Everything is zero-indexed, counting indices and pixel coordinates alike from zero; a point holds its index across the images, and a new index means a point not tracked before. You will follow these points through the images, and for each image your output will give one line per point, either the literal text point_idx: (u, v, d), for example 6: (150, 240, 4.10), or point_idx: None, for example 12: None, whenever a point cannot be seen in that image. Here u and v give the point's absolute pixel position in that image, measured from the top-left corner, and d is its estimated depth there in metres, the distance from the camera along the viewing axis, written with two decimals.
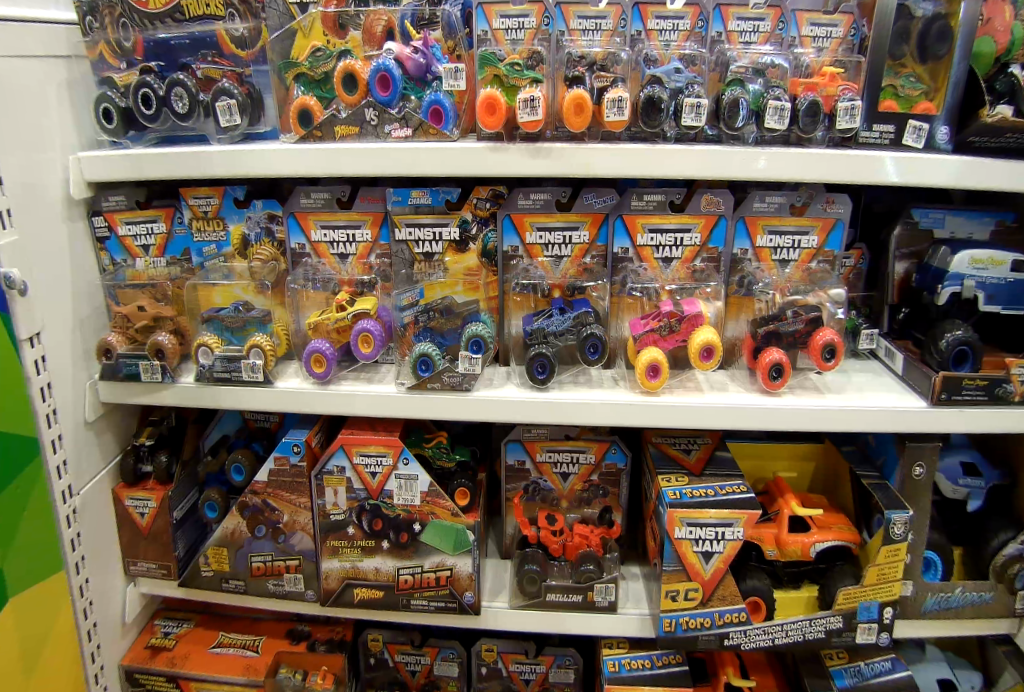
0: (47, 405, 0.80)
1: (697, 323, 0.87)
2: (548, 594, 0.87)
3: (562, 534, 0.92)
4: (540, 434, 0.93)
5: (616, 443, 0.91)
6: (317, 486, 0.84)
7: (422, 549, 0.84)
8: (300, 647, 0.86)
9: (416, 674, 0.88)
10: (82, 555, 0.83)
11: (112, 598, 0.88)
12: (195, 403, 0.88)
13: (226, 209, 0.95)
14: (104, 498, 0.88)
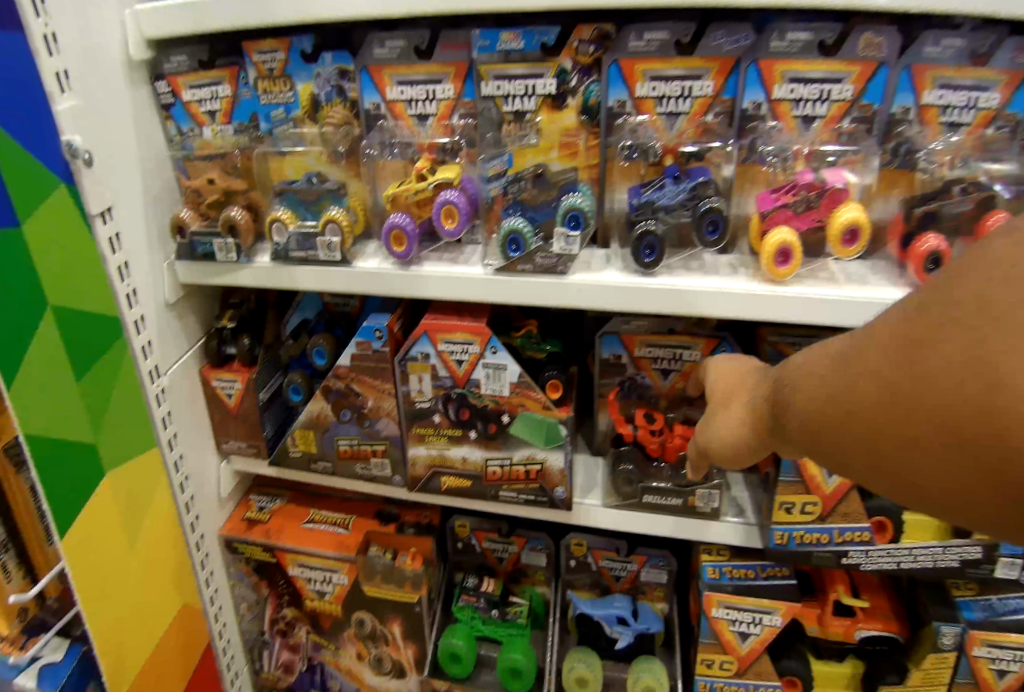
0: (126, 285, 0.77)
1: (840, 198, 0.72)
2: (644, 495, 0.81)
3: (661, 433, 0.82)
4: (640, 328, 0.84)
5: (727, 340, 0.81)
6: (402, 372, 0.79)
7: (511, 441, 0.79)
8: (389, 527, 0.85)
9: (503, 561, 0.87)
10: (174, 432, 0.84)
11: (208, 475, 0.90)
12: (272, 285, 0.81)
13: (293, 65, 0.83)
14: (192, 380, 0.88)
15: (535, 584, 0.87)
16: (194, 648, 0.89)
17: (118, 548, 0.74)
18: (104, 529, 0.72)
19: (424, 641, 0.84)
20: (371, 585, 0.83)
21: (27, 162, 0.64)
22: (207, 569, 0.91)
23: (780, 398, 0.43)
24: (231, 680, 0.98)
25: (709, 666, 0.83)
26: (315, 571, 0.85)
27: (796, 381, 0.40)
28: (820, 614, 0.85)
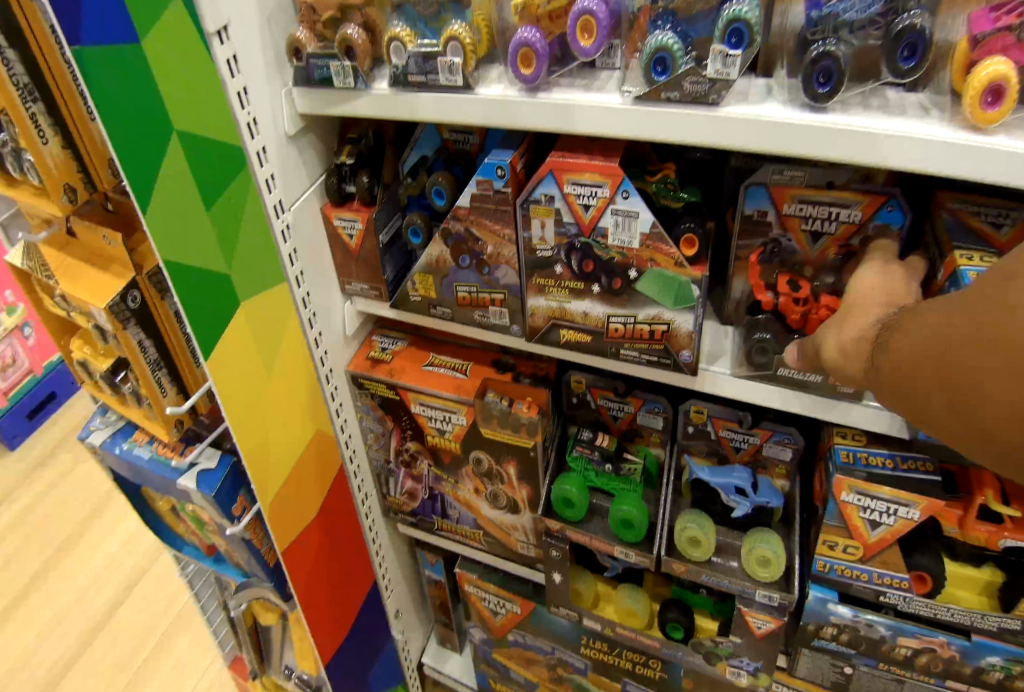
0: (246, 114, 0.72)
1: None
2: (779, 367, 0.73)
3: (805, 303, 0.73)
4: (789, 179, 0.69)
5: (897, 197, 0.65)
6: (523, 216, 0.72)
7: (637, 299, 0.73)
8: (506, 376, 0.86)
9: (618, 419, 0.89)
10: (301, 269, 0.85)
11: (333, 312, 0.93)
12: (390, 115, 0.73)
13: None
14: (315, 218, 0.86)
15: (649, 445, 0.89)
16: (328, 471, 0.99)
17: (256, 368, 0.80)
18: (245, 355, 0.77)
19: (538, 485, 0.87)
20: (488, 428, 0.85)
21: None
22: (337, 398, 0.97)
23: (887, 336, 0.51)
24: (361, 497, 1.09)
25: (829, 546, 0.80)
26: (435, 409, 0.88)
27: (906, 329, 0.48)
28: (961, 515, 0.73)
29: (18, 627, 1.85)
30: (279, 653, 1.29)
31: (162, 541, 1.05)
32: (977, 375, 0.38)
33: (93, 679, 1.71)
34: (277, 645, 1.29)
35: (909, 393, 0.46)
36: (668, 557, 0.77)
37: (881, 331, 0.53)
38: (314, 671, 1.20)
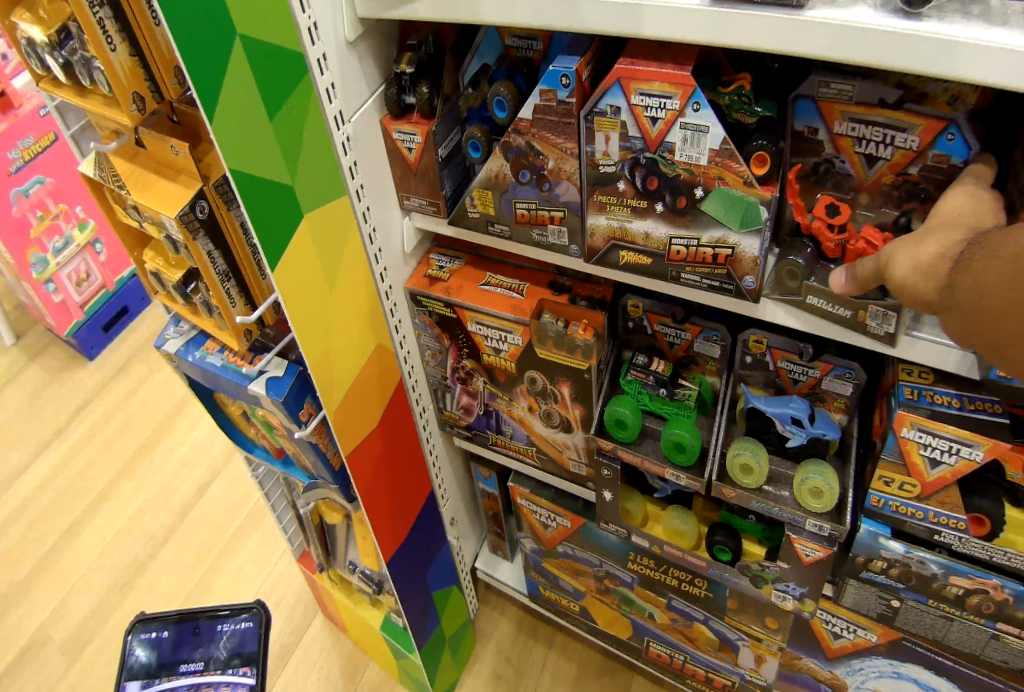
0: (307, 17, 0.69)
1: None
2: (807, 296, 0.69)
3: (844, 232, 0.69)
4: (841, 94, 0.63)
5: (957, 125, 0.58)
6: (587, 130, 0.70)
7: (701, 220, 0.70)
8: (562, 298, 0.86)
9: (675, 346, 0.88)
10: (361, 183, 0.85)
11: (392, 228, 0.94)
12: (451, 18, 0.70)
13: None
14: (374, 130, 0.85)
15: (705, 373, 0.88)
16: (387, 388, 1.02)
17: (319, 282, 0.82)
18: (309, 266, 0.79)
19: (591, 406, 0.88)
20: (544, 349, 0.85)
21: None
22: (395, 315, 1.00)
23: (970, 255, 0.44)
24: (421, 412, 1.15)
25: (884, 483, 0.77)
26: (491, 329, 0.89)
27: (994, 256, 0.40)
28: None
29: (100, 527, 2.04)
30: (343, 550, 1.40)
31: (234, 443, 1.13)
32: None
33: (170, 574, 1.89)
34: (341, 542, 1.40)
35: (967, 315, 0.42)
36: (720, 482, 0.77)
37: (957, 271, 0.45)
38: (375, 567, 1.31)
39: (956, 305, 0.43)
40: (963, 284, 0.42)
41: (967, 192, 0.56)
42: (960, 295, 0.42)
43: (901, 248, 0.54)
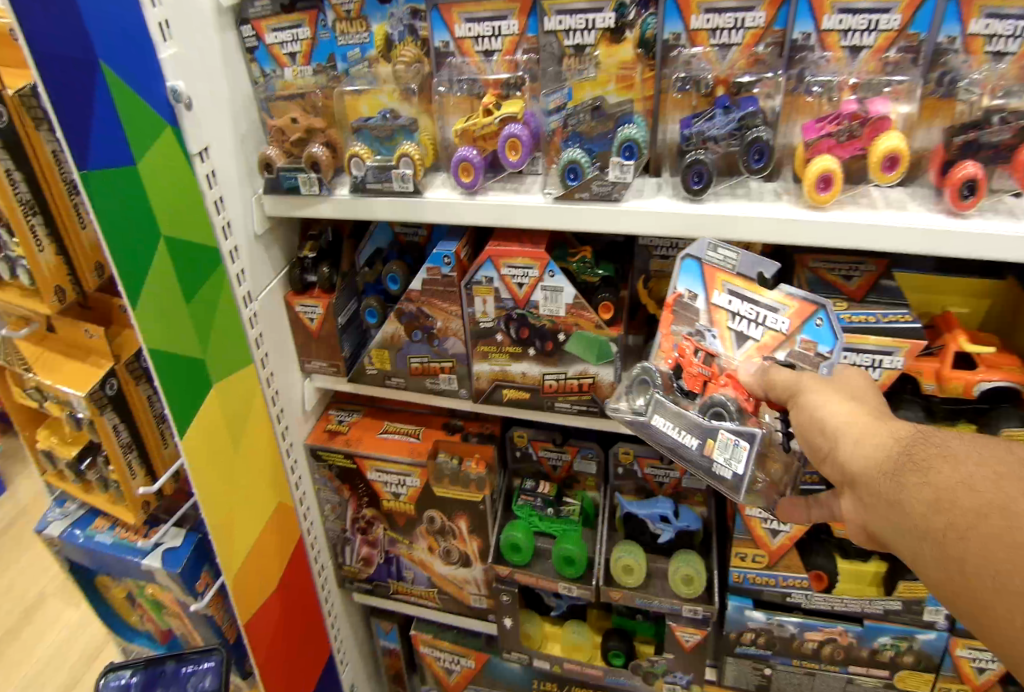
0: (221, 218, 0.90)
1: (883, 127, 0.76)
2: (652, 417, 0.68)
3: (707, 365, 0.70)
4: (723, 265, 0.71)
5: (826, 313, 0.64)
6: (468, 294, 0.89)
7: (567, 357, 0.88)
8: (456, 437, 0.99)
9: (557, 467, 1.01)
10: (265, 352, 1.00)
11: (293, 390, 1.08)
12: (351, 214, 0.94)
13: (368, 6, 0.88)
14: (279, 305, 1.02)
15: (586, 489, 1.01)
16: (288, 540, 1.09)
17: (225, 443, 0.93)
18: (215, 430, 0.90)
19: (487, 536, 0.98)
20: (440, 486, 0.96)
21: (143, 108, 0.74)
22: (297, 471, 1.10)
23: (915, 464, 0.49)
24: (319, 570, 1.19)
25: (742, 558, 0.92)
26: (390, 475, 0.98)
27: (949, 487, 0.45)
28: None
29: None
30: None
31: (115, 633, 1.22)
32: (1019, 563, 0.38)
33: None
34: None
35: (911, 527, 0.47)
36: (606, 585, 0.90)
37: (909, 468, 0.49)
38: None
39: (910, 508, 0.47)
40: (924, 494, 0.46)
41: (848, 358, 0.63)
42: (916, 505, 0.47)
43: (818, 393, 0.58)
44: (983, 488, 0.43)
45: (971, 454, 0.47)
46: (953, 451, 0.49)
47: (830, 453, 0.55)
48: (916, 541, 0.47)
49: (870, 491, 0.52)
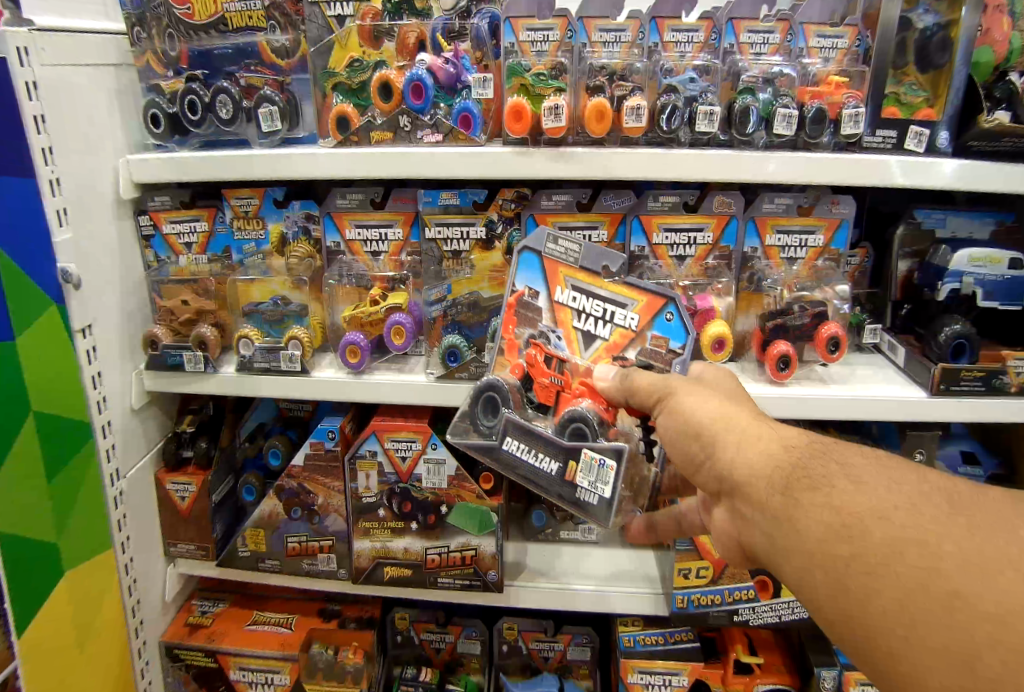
0: (97, 394, 0.92)
1: (709, 316, 0.93)
2: (508, 437, 0.70)
3: (557, 372, 0.75)
4: (564, 258, 0.79)
5: (673, 305, 0.74)
6: (351, 469, 0.90)
7: (449, 530, 0.90)
8: (332, 624, 1.01)
9: (440, 651, 1.03)
10: (127, 534, 0.97)
11: (154, 578, 1.03)
12: (235, 391, 0.97)
13: (266, 210, 1.01)
14: (147, 482, 1.02)
15: (469, 672, 1.02)
16: None
17: (68, 645, 0.88)
18: (59, 631, 0.86)
19: None
20: (312, 681, 0.98)
21: (33, 299, 0.82)
22: (145, 676, 1.02)
23: (798, 480, 0.54)
24: None
25: None
26: (256, 672, 0.98)
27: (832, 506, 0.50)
28: (722, 672, 0.94)
29: None
30: None
31: None
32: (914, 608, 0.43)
33: None
34: None
35: (792, 539, 0.52)
36: None
37: (802, 482, 0.54)
38: None
39: (804, 524, 0.51)
40: (812, 517, 0.51)
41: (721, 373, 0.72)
42: (811, 521, 0.51)
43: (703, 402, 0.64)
44: (885, 515, 0.47)
45: (863, 470, 0.53)
46: (847, 466, 0.54)
47: (711, 459, 0.61)
48: (799, 552, 0.52)
49: (758, 502, 0.56)
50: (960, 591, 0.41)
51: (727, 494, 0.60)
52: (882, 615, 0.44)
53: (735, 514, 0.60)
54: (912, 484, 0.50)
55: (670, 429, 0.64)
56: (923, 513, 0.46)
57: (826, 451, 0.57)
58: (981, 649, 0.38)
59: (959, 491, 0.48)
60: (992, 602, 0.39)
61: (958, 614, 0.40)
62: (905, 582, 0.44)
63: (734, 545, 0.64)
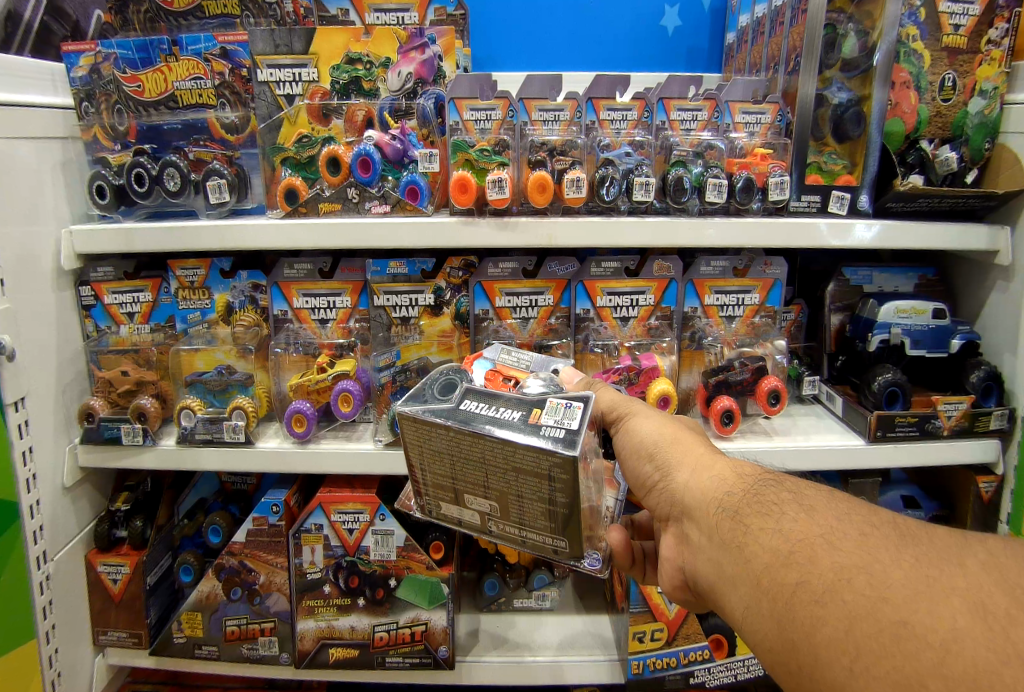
0: (27, 470, 0.88)
1: (654, 374, 0.93)
2: (467, 394, 0.62)
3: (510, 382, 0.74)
4: (516, 365, 0.77)
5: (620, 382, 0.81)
6: (295, 545, 0.88)
7: (397, 605, 0.88)
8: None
9: None
10: (52, 623, 0.91)
11: (80, 670, 0.96)
12: (174, 464, 0.94)
13: (212, 279, 1.01)
14: (76, 564, 0.96)
15: None
16: None
17: None
18: None
19: None
20: None
21: None
22: None
23: (749, 505, 0.55)
24: None
25: None
26: None
27: (780, 535, 0.51)
28: None
29: None
30: None
31: None
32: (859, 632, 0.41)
33: None
34: None
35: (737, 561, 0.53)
36: None
37: (753, 509, 0.55)
38: None
39: (752, 549, 0.52)
40: (762, 541, 0.51)
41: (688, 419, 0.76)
42: (759, 546, 0.51)
43: (659, 426, 0.69)
44: (837, 546, 0.47)
45: (817, 499, 0.53)
46: (800, 494, 0.55)
47: (664, 479, 0.64)
48: (747, 580, 0.51)
49: (706, 526, 0.57)
50: (906, 620, 0.40)
51: (676, 517, 0.61)
52: (828, 644, 0.43)
53: (685, 542, 0.60)
54: (861, 514, 0.50)
55: (625, 448, 0.70)
56: (872, 542, 0.47)
57: (780, 481, 0.58)
58: (924, 678, 0.37)
59: (910, 523, 0.49)
60: (938, 631, 0.38)
61: (905, 643, 0.39)
62: (852, 609, 0.42)
63: (679, 579, 0.63)
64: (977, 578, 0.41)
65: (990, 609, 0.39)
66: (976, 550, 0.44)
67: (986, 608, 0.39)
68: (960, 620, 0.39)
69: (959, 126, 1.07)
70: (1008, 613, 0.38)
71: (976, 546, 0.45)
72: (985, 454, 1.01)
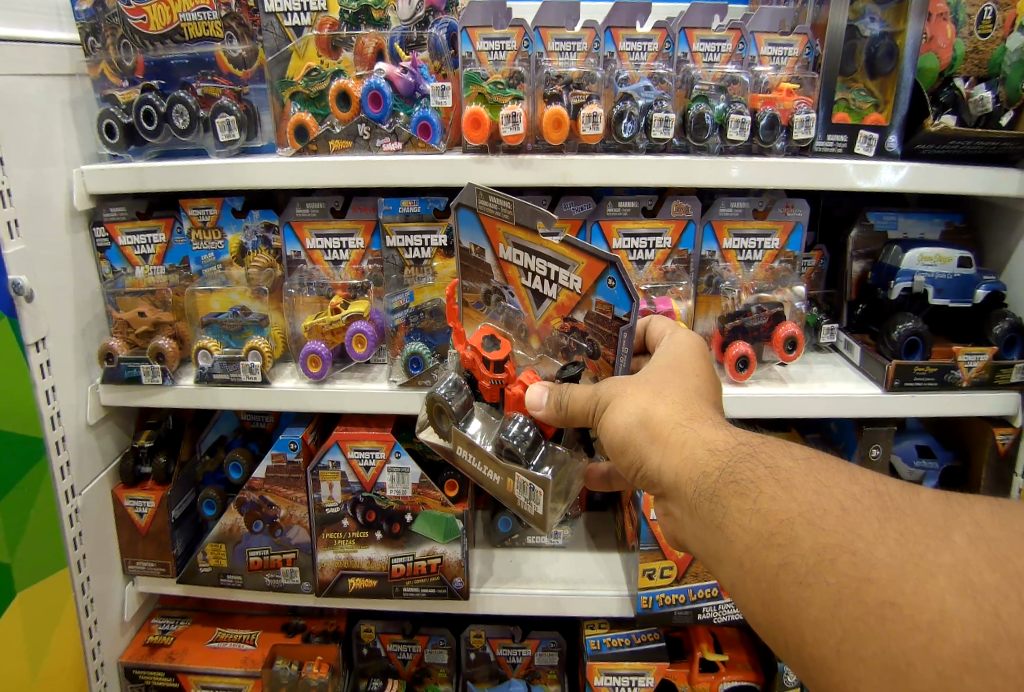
0: (50, 408, 0.89)
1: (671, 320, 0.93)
2: (456, 445, 0.64)
3: (501, 371, 0.66)
4: (499, 214, 0.64)
5: (614, 271, 0.58)
6: (313, 481, 0.90)
7: (413, 539, 0.90)
8: (296, 639, 1.05)
9: (407, 661, 1.08)
10: (82, 554, 0.95)
11: (112, 597, 1.01)
12: (193, 402, 0.95)
13: (224, 219, 1.01)
14: (105, 499, 1.00)
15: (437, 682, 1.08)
16: None
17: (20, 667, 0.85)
18: (10, 649, 0.83)
19: None
20: None
21: None
22: None
23: (730, 488, 0.48)
24: None
25: None
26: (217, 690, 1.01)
27: (765, 518, 0.45)
28: (688, 672, 1.00)
29: None
30: None
31: None
32: (848, 619, 0.38)
33: None
34: None
35: (726, 553, 0.47)
36: None
37: (730, 487, 0.48)
38: None
39: (730, 531, 0.46)
40: (748, 520, 0.45)
41: (687, 336, 0.69)
42: (738, 528, 0.46)
43: (632, 404, 0.57)
44: (827, 518, 0.42)
45: (814, 460, 0.48)
46: (794, 455, 0.49)
47: (645, 465, 0.55)
48: (730, 561, 0.47)
49: (687, 503, 0.51)
50: (892, 601, 0.36)
51: (661, 498, 0.56)
52: (815, 628, 0.40)
53: (668, 517, 0.55)
54: (858, 478, 0.46)
55: (604, 445, 0.59)
56: (852, 518, 0.41)
57: (772, 441, 0.52)
58: (912, 660, 0.34)
59: (910, 487, 0.44)
60: (926, 611, 0.35)
61: (892, 624, 0.36)
62: (837, 591, 0.38)
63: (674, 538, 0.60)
64: (973, 549, 0.38)
65: (985, 584, 0.35)
66: (977, 517, 0.40)
67: (975, 588, 0.35)
68: (950, 600, 0.35)
69: (997, 63, 1.01)
70: (998, 592, 0.34)
71: (977, 516, 0.41)
72: (1005, 405, 0.99)
